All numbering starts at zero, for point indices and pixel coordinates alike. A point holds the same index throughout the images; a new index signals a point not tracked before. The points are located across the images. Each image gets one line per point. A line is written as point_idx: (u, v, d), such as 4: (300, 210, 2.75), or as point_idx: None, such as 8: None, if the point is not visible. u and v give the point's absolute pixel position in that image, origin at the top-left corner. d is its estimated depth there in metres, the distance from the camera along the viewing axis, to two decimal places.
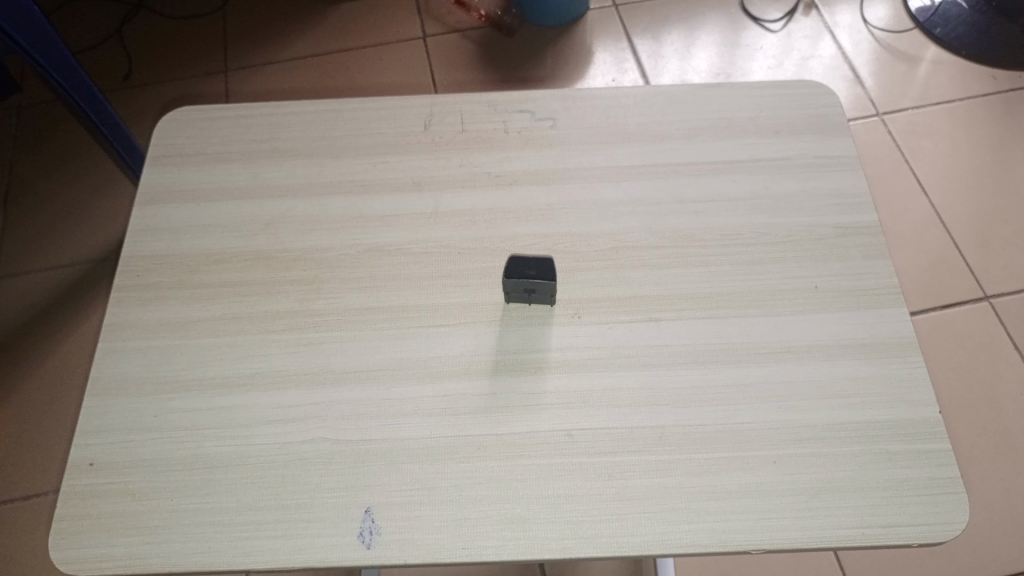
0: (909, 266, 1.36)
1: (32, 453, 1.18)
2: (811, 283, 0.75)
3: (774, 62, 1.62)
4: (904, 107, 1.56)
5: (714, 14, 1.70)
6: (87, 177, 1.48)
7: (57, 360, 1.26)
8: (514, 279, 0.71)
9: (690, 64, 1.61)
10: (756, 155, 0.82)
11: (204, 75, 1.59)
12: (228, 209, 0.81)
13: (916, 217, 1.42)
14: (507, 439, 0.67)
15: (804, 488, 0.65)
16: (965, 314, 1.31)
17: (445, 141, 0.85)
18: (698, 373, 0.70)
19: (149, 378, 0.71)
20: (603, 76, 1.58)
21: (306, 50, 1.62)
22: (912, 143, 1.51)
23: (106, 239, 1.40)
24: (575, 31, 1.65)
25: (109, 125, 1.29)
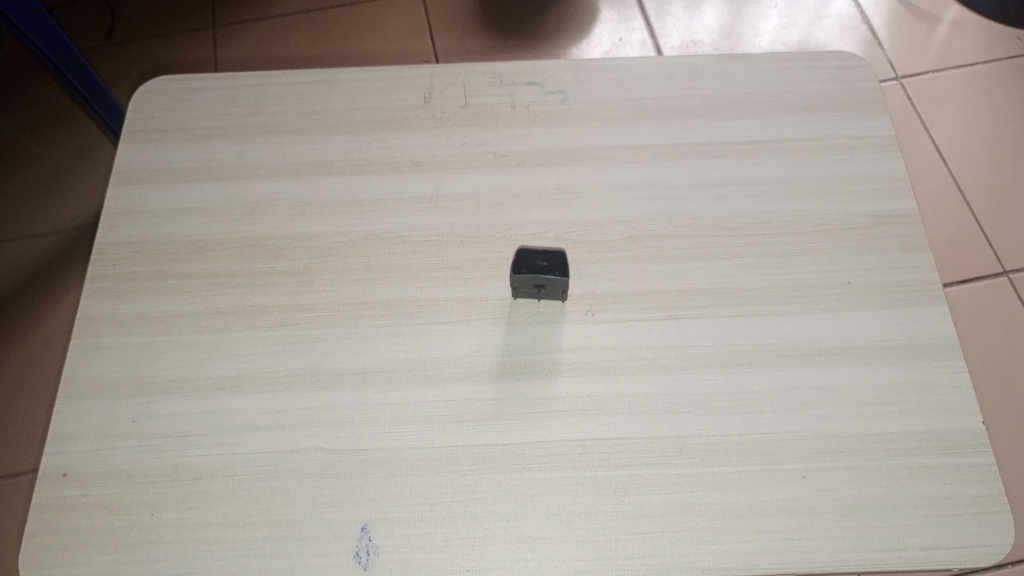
0: (944, 238, 1.30)
1: (13, 431, 1.13)
2: (845, 279, 0.69)
3: (788, 21, 1.53)
4: (932, 70, 1.48)
5: None
6: (67, 141, 1.40)
7: (39, 334, 1.21)
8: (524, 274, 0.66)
9: (700, 22, 1.52)
10: (784, 134, 0.76)
11: (188, 33, 1.50)
12: (211, 191, 0.74)
13: (947, 188, 1.36)
14: (515, 450, 0.62)
15: (837, 505, 0.60)
16: (993, 290, 1.25)
17: (446, 116, 0.78)
18: (720, 378, 0.65)
19: (127, 379, 0.66)
20: (609, 35, 1.50)
21: (297, 5, 1.53)
22: (942, 108, 1.44)
23: (87, 206, 1.33)
24: None
25: (88, 88, 1.20)
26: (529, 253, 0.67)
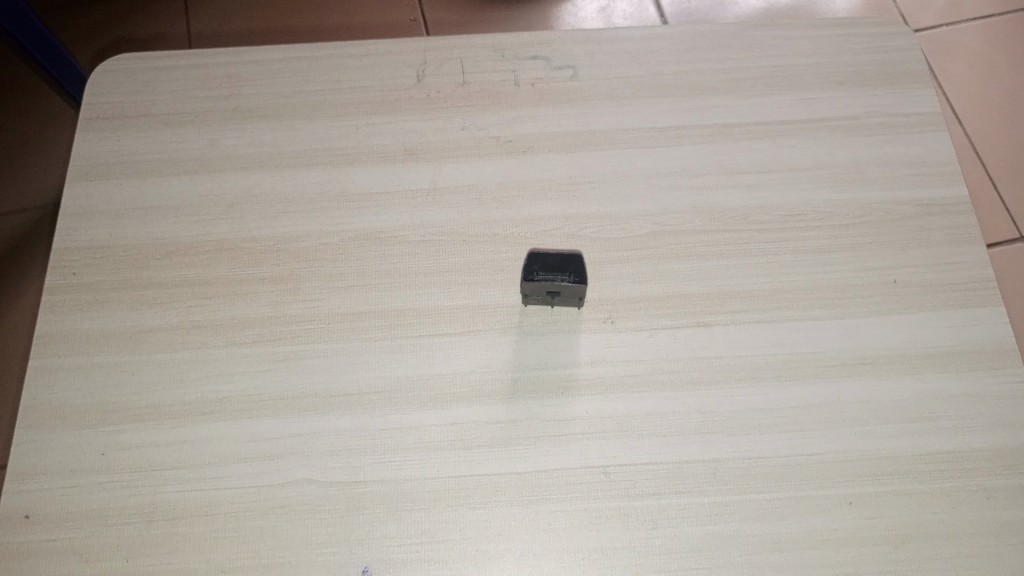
0: (983, 196, 1.24)
1: None
2: (889, 278, 0.62)
3: None
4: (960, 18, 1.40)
5: None
6: (20, 105, 1.29)
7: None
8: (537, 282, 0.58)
9: None
10: (818, 112, 0.68)
11: None
12: (182, 187, 0.66)
13: (982, 142, 1.29)
14: (531, 479, 0.56)
15: (887, 535, 0.55)
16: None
17: (442, 97, 0.70)
18: (755, 393, 0.59)
19: (94, 405, 0.59)
20: None
21: None
22: (973, 59, 1.36)
23: (46, 180, 1.23)
24: None
25: (50, 58, 1.09)
26: (541, 256, 0.60)
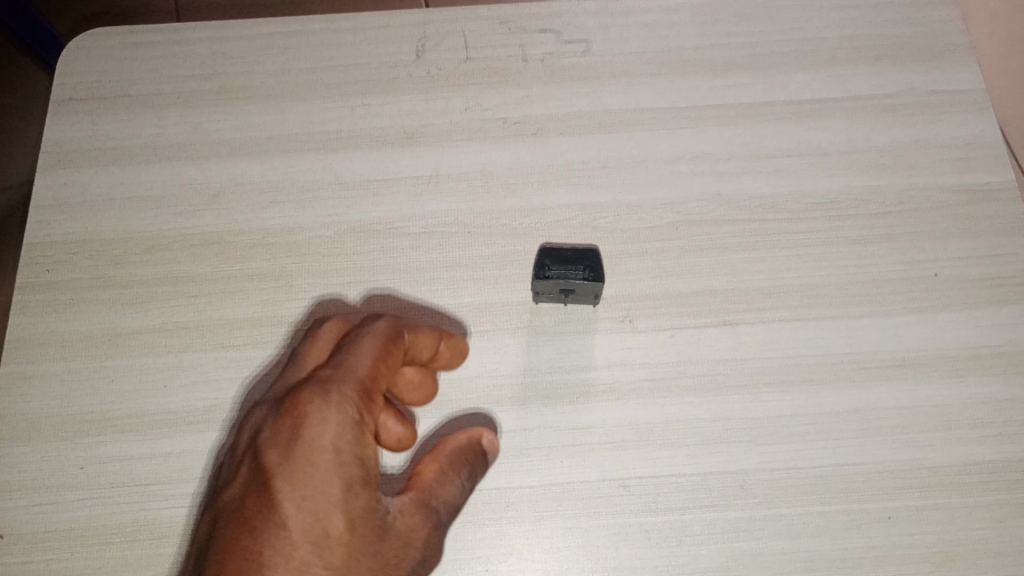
0: None
1: None
2: (930, 271, 0.58)
3: None
4: None
5: None
6: None
7: None
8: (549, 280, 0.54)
9: None
10: (852, 91, 0.63)
11: None
12: (164, 176, 0.61)
13: None
14: (545, 494, 0.52)
15: (928, 554, 0.51)
16: None
17: (444, 74, 0.65)
18: (786, 398, 0.54)
19: (71, 415, 0.54)
20: None
21: None
22: None
23: (19, 158, 1.11)
24: None
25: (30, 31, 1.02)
26: (554, 251, 0.56)
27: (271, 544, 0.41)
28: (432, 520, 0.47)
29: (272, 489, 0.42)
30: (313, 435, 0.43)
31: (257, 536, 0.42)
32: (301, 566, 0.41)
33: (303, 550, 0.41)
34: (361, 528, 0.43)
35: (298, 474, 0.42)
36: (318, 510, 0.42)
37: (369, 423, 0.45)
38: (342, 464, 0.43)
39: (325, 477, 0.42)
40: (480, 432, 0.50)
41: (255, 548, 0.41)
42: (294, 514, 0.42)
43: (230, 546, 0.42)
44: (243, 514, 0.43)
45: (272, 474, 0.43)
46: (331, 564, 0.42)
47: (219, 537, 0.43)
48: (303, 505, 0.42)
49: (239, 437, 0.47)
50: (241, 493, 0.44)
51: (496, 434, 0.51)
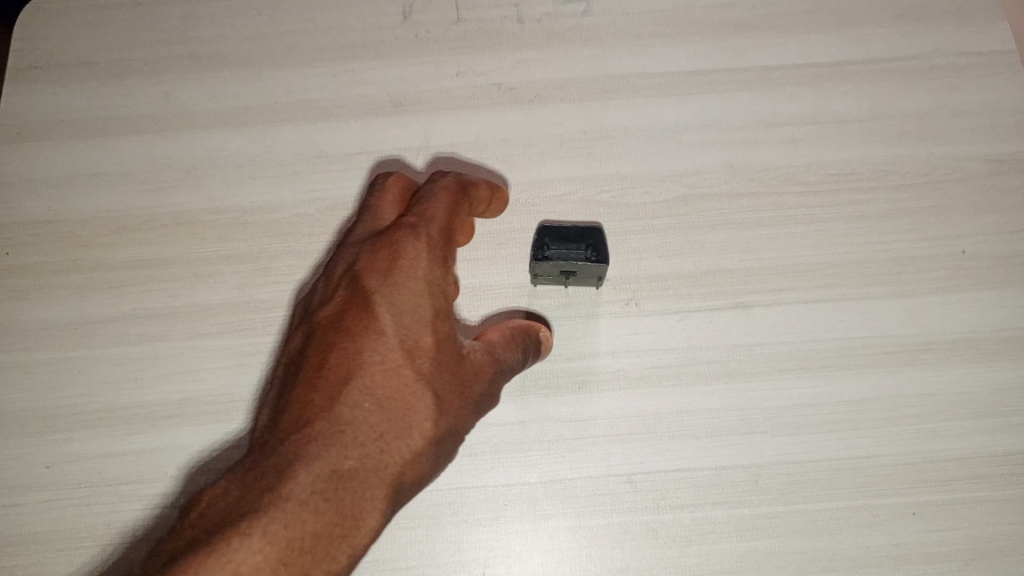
0: None
1: None
2: (957, 248, 0.54)
3: None
4: None
5: None
6: None
7: None
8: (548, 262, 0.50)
9: None
10: (871, 53, 0.59)
11: None
12: (132, 150, 0.57)
13: None
14: (546, 491, 0.49)
15: (957, 552, 0.47)
16: None
17: (433, 37, 0.60)
18: (803, 386, 0.51)
19: (36, 410, 0.51)
20: None
21: None
22: None
23: None
24: None
25: None
26: (552, 229, 0.51)
27: (364, 348, 0.40)
28: (512, 362, 0.44)
29: (369, 298, 0.41)
30: (410, 255, 0.41)
31: (354, 340, 0.40)
32: (395, 369, 0.39)
33: (396, 352, 0.39)
34: (450, 348, 0.41)
35: (392, 287, 0.40)
36: (413, 318, 0.40)
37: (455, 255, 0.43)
38: (434, 283, 0.41)
39: (420, 290, 0.40)
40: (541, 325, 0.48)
41: (348, 355, 0.40)
42: (388, 322, 0.40)
43: (322, 354, 0.40)
44: (336, 322, 0.41)
45: (367, 287, 0.41)
46: (422, 372, 0.39)
47: (312, 347, 0.41)
48: (397, 313, 0.40)
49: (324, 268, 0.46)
50: (333, 305, 0.42)
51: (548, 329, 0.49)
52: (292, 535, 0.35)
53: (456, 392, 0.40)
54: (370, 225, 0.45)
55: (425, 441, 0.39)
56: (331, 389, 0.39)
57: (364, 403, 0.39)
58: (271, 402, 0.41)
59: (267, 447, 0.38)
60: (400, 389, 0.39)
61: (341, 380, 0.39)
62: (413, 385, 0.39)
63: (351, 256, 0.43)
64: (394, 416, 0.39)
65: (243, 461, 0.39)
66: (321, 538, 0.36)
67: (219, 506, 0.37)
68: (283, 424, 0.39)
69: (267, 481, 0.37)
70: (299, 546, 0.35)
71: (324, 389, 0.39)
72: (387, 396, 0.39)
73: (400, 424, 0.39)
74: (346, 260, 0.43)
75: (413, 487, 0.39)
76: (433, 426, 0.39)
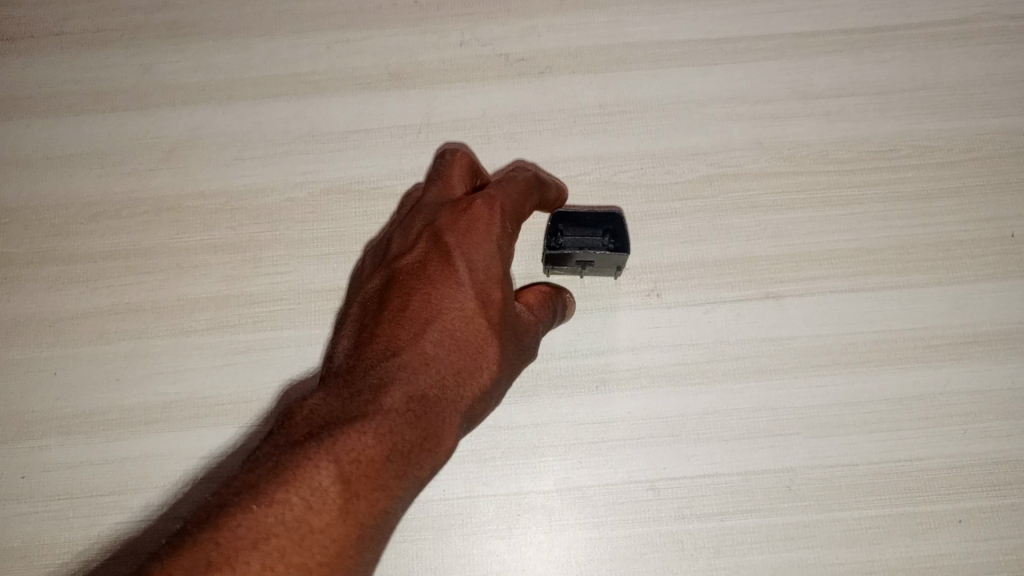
0: None
1: None
2: (1006, 231, 0.49)
3: None
4: None
5: None
6: None
7: None
8: (563, 250, 0.45)
9: None
10: (911, 17, 0.54)
11: None
12: (109, 128, 0.52)
13: None
14: (561, 499, 0.45)
15: (1007, 563, 0.44)
16: None
17: (435, 3, 0.55)
18: (840, 383, 0.47)
19: (8, 414, 0.47)
20: None
21: None
22: None
23: None
24: None
25: None
26: (567, 213, 0.46)
27: (446, 284, 0.36)
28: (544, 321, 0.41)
29: (448, 240, 0.37)
30: (491, 203, 0.38)
31: (435, 278, 0.36)
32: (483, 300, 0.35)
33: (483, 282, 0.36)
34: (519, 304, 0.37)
35: (478, 222, 0.37)
36: (497, 257, 0.36)
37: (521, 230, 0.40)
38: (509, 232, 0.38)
39: (502, 237, 0.37)
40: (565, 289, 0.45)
41: (427, 290, 0.36)
42: (474, 256, 0.36)
43: (397, 292, 0.36)
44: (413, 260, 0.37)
45: (449, 226, 0.37)
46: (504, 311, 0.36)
47: (385, 290, 0.37)
48: (482, 251, 0.36)
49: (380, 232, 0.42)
50: (409, 250, 0.38)
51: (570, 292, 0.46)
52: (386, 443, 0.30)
53: (519, 341, 0.37)
54: (438, 182, 0.41)
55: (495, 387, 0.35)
56: (414, 319, 0.35)
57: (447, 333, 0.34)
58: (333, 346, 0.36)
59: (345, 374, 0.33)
60: (480, 328, 0.35)
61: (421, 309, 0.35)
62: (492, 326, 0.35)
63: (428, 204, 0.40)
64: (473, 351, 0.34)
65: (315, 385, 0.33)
66: (413, 453, 0.31)
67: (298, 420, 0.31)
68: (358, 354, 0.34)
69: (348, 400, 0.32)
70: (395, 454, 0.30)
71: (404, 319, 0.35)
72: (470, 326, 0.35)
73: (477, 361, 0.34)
74: (420, 212, 0.40)
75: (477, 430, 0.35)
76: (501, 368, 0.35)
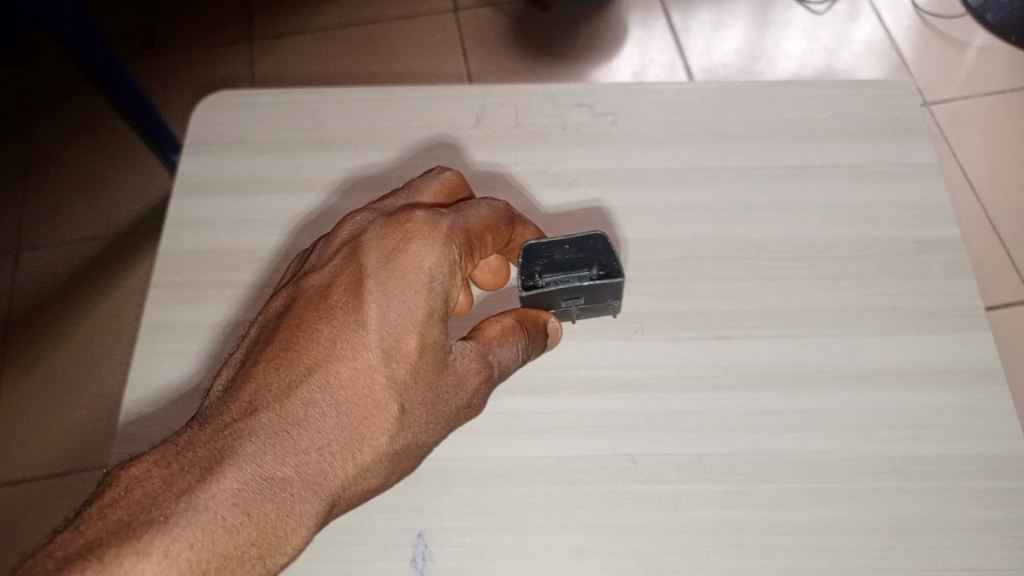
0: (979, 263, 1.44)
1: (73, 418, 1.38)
2: (889, 303, 0.70)
3: (805, 46, 1.72)
4: (951, 97, 1.64)
5: (748, 4, 1.78)
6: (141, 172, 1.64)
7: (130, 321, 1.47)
8: (546, 286, 0.64)
9: (715, 47, 1.73)
10: (830, 160, 0.78)
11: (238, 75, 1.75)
12: (270, 204, 0.77)
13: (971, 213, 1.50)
14: (568, 463, 0.64)
15: (883, 525, 0.62)
16: (1011, 317, 1.39)
17: (498, 136, 0.80)
18: (769, 397, 0.66)
19: (189, 384, 0.67)
20: (629, 68, 1.70)
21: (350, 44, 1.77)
22: (960, 136, 1.59)
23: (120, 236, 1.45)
24: (611, 22, 1.76)
25: (151, 123, 1.45)
26: (550, 259, 0.65)
27: (338, 368, 0.52)
28: (507, 348, 0.61)
29: (349, 316, 0.53)
30: (418, 250, 0.55)
31: (333, 356, 0.52)
32: (371, 371, 0.52)
33: (377, 355, 0.53)
34: (428, 354, 0.54)
35: (389, 296, 0.54)
36: (392, 341, 0.53)
37: (479, 250, 0.60)
38: (430, 297, 0.54)
39: (410, 313, 0.54)
40: (548, 317, 0.65)
41: (323, 368, 0.52)
42: (371, 339, 0.53)
43: (295, 349, 0.52)
44: (327, 310, 0.54)
45: (363, 298, 0.54)
46: (393, 375, 0.53)
47: (287, 342, 0.53)
48: (375, 334, 0.53)
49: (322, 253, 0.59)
50: (324, 295, 0.55)
51: (559, 322, 0.66)
52: (256, 494, 0.47)
53: (408, 414, 0.54)
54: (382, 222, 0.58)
55: (373, 445, 0.52)
56: (298, 387, 0.51)
57: (336, 395, 0.51)
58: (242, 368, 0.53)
59: (242, 407, 0.50)
60: (363, 406, 0.52)
61: (319, 365, 0.52)
62: (377, 401, 0.52)
63: (354, 254, 0.56)
64: (356, 415, 0.52)
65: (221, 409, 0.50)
66: (253, 536, 0.47)
67: (192, 451, 0.48)
68: (261, 390, 0.51)
69: (239, 441, 0.48)
70: (258, 507, 0.47)
71: (303, 369, 0.52)
72: (357, 391, 0.52)
73: (359, 424, 0.52)
74: (345, 264, 0.56)
75: (362, 474, 0.52)
76: (378, 442, 0.52)
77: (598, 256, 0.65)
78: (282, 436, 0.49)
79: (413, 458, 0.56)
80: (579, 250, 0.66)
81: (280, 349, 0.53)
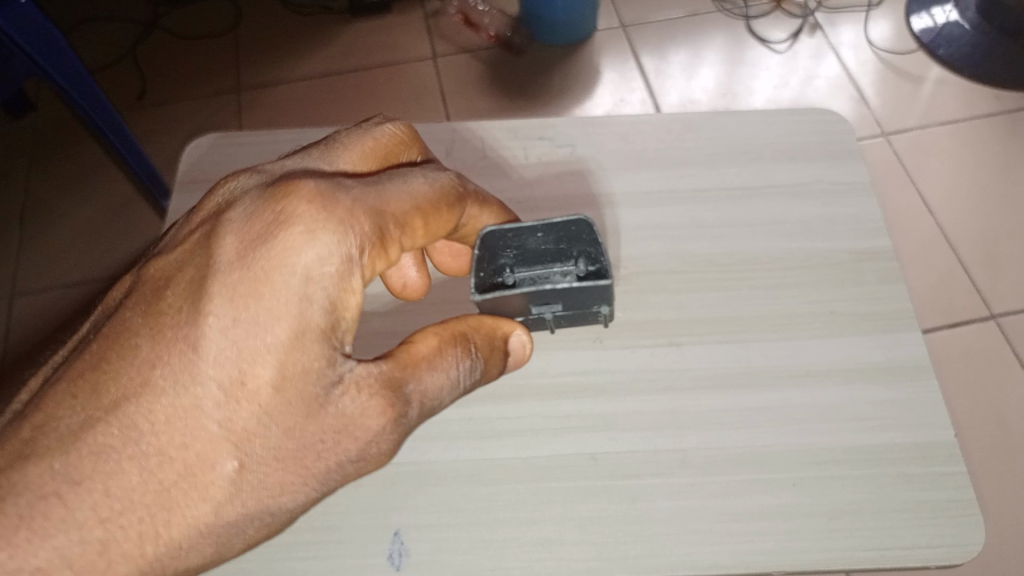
0: (919, 284, 1.51)
1: None
2: (829, 308, 0.76)
3: (768, 82, 1.82)
4: (909, 126, 1.72)
5: (714, 43, 1.88)
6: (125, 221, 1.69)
7: None
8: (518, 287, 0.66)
9: (683, 85, 1.82)
10: (772, 180, 0.84)
11: (224, 120, 1.83)
12: None
13: (928, 234, 1.57)
14: (533, 463, 0.69)
15: (826, 510, 0.67)
16: (970, 334, 1.44)
17: (466, 167, 0.87)
18: (718, 398, 0.72)
19: None
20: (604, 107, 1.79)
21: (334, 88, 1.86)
22: (918, 162, 1.67)
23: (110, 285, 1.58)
24: (584, 64, 1.85)
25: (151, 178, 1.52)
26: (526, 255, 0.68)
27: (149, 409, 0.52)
28: (437, 366, 0.62)
29: (182, 333, 0.53)
30: (289, 247, 0.55)
31: (152, 388, 0.52)
32: (188, 418, 0.52)
33: (201, 399, 0.53)
34: (283, 395, 0.54)
35: (236, 306, 0.54)
36: (219, 379, 0.53)
37: (397, 228, 0.62)
38: (304, 310, 0.55)
39: (262, 340, 0.54)
40: (509, 330, 0.67)
41: (132, 403, 0.52)
42: (202, 372, 0.53)
43: (103, 374, 0.53)
44: (153, 329, 0.54)
45: (204, 309, 0.54)
46: (226, 421, 0.53)
47: (102, 359, 0.53)
48: (201, 369, 0.53)
49: (179, 238, 0.60)
50: (159, 299, 0.56)
51: (527, 338, 0.68)
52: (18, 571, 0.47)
53: (244, 473, 0.54)
54: (267, 188, 0.59)
55: (195, 505, 0.52)
56: (98, 425, 0.51)
57: (140, 449, 0.51)
58: (42, 389, 0.54)
59: (14, 453, 0.50)
60: (182, 456, 0.52)
61: (123, 404, 0.51)
62: (202, 452, 0.52)
63: (214, 236, 0.57)
64: (174, 473, 0.52)
65: (4, 444, 0.51)
66: None
67: None
68: (48, 430, 0.51)
69: None
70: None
71: (104, 406, 0.51)
72: (171, 444, 0.52)
73: (175, 485, 0.52)
74: (195, 261, 0.57)
75: (173, 548, 0.52)
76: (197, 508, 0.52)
77: (581, 246, 0.66)
78: (63, 493, 0.49)
79: (257, 524, 0.55)
80: (557, 238, 0.66)
81: (83, 375, 0.53)
